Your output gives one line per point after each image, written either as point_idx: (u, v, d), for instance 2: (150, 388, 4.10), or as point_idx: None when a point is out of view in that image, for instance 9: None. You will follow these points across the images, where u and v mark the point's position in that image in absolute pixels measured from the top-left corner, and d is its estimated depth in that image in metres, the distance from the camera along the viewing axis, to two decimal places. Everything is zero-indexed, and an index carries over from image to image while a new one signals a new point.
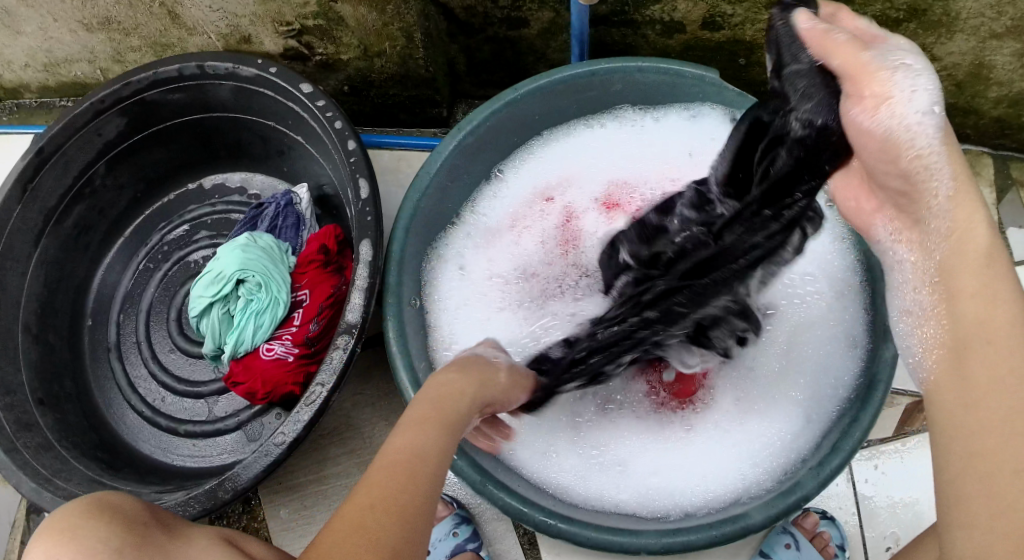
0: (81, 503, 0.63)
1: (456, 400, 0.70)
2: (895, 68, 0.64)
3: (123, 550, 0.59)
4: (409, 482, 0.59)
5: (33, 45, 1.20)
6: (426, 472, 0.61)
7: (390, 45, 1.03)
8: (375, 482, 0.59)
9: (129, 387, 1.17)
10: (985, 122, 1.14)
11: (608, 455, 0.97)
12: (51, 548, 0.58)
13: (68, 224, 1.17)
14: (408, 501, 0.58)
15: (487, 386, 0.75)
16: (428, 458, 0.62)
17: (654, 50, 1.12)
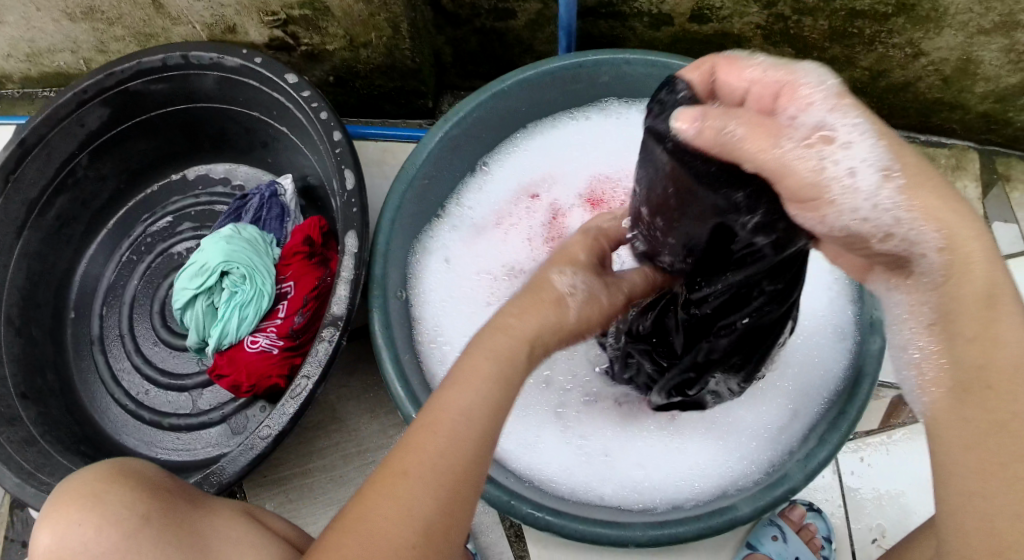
0: (105, 470, 0.77)
1: (515, 346, 0.64)
2: (820, 155, 0.57)
3: (148, 513, 0.73)
4: (455, 445, 0.58)
5: (15, 35, 1.19)
6: (477, 433, 0.59)
7: (376, 36, 1.02)
8: (419, 443, 0.58)
9: (113, 380, 1.16)
10: (971, 117, 1.15)
11: (594, 447, 0.98)
12: (82, 507, 0.73)
13: (50, 216, 1.16)
14: (453, 467, 0.57)
15: (552, 329, 0.67)
16: (483, 415, 0.60)
17: (641, 42, 1.12)
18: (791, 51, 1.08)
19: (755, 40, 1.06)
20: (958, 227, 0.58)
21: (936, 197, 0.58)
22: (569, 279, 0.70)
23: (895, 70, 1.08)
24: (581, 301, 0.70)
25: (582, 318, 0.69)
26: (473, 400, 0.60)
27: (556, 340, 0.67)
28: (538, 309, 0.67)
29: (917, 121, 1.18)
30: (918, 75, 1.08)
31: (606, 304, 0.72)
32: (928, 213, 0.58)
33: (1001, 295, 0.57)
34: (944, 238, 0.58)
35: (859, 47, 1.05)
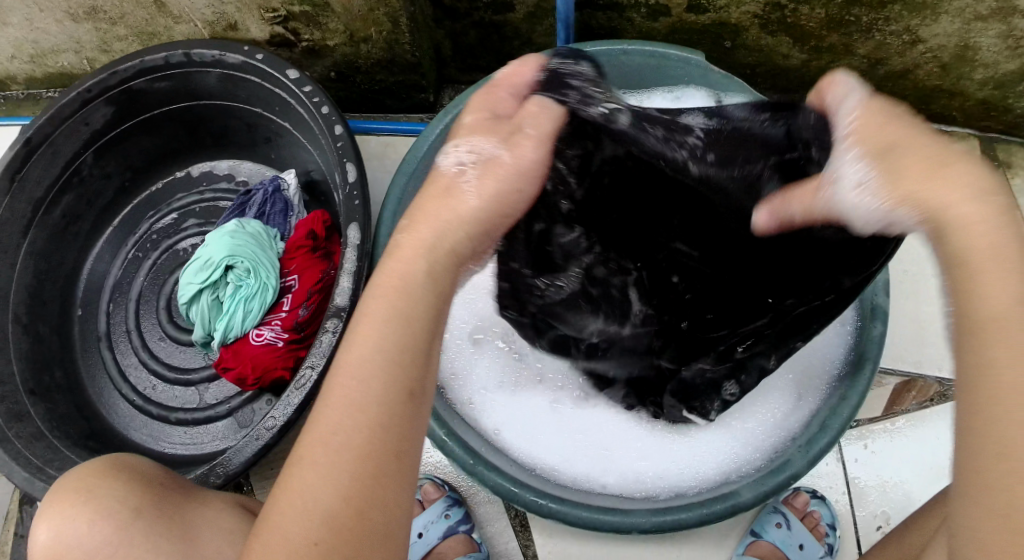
0: (99, 465, 0.79)
1: (412, 269, 0.59)
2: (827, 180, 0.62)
3: (139, 506, 0.76)
4: (350, 422, 0.56)
5: (19, 36, 1.20)
6: (368, 401, 0.56)
7: (376, 31, 1.03)
8: (316, 426, 0.57)
9: (120, 375, 1.17)
10: (970, 104, 1.15)
11: (594, 440, 0.98)
12: (76, 504, 0.76)
13: (56, 215, 1.17)
14: (351, 445, 0.56)
15: (452, 222, 0.61)
16: (376, 378, 0.57)
17: (640, 33, 1.12)
18: (789, 40, 1.08)
19: (753, 29, 1.07)
20: (935, 197, 0.55)
21: (920, 172, 0.56)
22: (460, 156, 0.63)
23: (893, 57, 1.09)
24: (478, 173, 0.62)
25: (486, 195, 0.61)
26: (363, 364, 0.57)
27: (465, 235, 0.61)
28: (439, 205, 0.61)
29: (917, 108, 1.18)
30: (916, 62, 1.09)
31: (511, 162, 0.63)
32: (896, 198, 0.57)
33: (971, 256, 0.54)
34: (924, 217, 0.56)
35: (857, 35, 1.05)
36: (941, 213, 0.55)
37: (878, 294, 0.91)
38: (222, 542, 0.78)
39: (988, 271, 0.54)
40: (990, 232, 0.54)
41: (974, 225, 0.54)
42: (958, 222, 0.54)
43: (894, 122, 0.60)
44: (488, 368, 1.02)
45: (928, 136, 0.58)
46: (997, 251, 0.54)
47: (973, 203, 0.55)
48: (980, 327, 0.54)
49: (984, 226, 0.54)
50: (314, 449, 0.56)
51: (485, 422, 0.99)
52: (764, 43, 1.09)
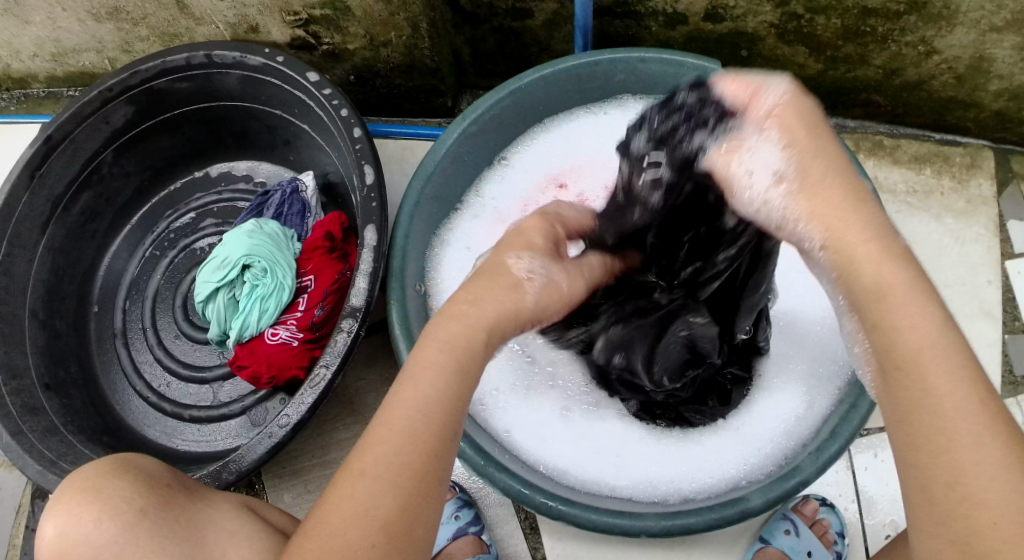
0: (106, 465, 0.80)
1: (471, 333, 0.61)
2: (724, 160, 0.63)
3: (146, 506, 0.76)
4: (402, 441, 0.56)
5: (43, 36, 1.22)
6: (420, 423, 0.57)
7: (396, 35, 1.04)
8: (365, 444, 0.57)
9: (135, 372, 1.19)
10: (986, 115, 1.15)
11: (604, 443, 0.99)
12: (85, 501, 0.76)
13: (75, 212, 1.19)
14: (402, 462, 0.56)
15: (511, 315, 0.64)
16: (426, 400, 0.58)
17: (657, 41, 1.13)
18: (804, 50, 1.09)
19: (769, 38, 1.07)
20: (842, 223, 0.58)
21: (836, 203, 0.58)
22: (527, 264, 0.66)
23: (908, 68, 1.09)
24: (540, 286, 0.66)
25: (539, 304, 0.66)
26: (414, 392, 0.58)
27: (512, 326, 0.64)
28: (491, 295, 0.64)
29: (931, 119, 1.18)
30: (931, 73, 1.09)
31: (565, 288, 0.68)
32: (812, 212, 0.59)
33: (890, 292, 0.56)
34: (828, 238, 0.58)
35: (873, 46, 1.06)
36: (851, 246, 0.57)
37: None
38: (228, 543, 0.78)
39: (903, 306, 0.55)
40: (893, 272, 0.56)
41: (880, 263, 0.56)
42: (863, 259, 0.57)
43: (806, 123, 0.61)
44: (502, 368, 1.03)
45: (834, 154, 0.60)
46: (900, 287, 0.56)
47: (872, 244, 0.57)
48: (907, 364, 0.54)
49: (890, 266, 0.56)
50: (366, 464, 0.56)
51: (496, 422, 1.00)
52: (780, 52, 1.10)
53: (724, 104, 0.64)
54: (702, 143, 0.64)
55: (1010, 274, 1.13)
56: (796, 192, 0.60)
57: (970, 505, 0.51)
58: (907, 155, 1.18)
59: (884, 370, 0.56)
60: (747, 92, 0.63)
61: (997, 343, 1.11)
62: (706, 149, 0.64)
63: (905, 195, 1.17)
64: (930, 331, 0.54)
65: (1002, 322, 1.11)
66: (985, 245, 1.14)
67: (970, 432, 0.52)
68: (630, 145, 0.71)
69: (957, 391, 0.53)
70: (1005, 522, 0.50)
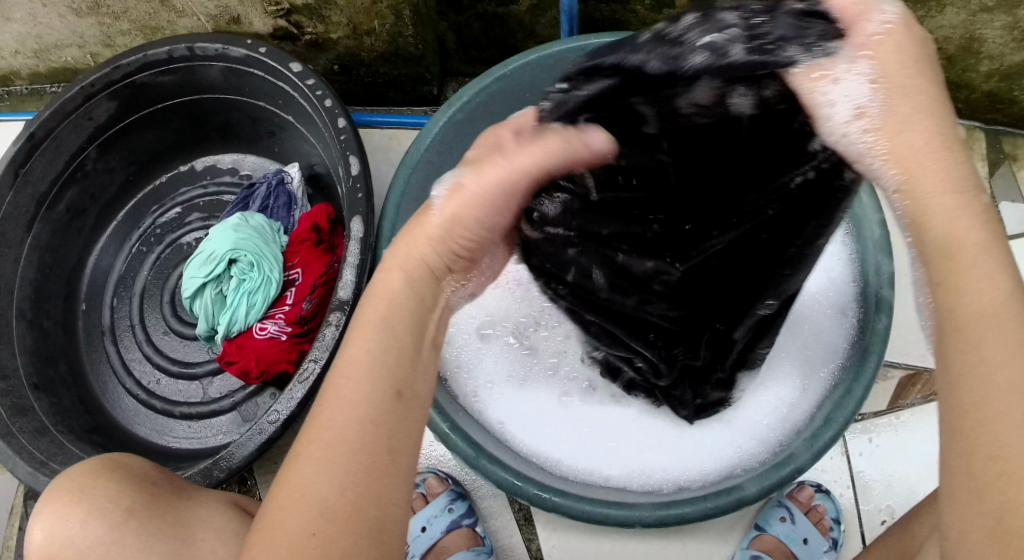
0: (90, 464, 0.79)
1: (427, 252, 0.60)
2: (810, 86, 0.57)
3: (131, 507, 0.75)
4: (348, 416, 0.54)
5: (23, 32, 1.20)
6: (364, 396, 0.55)
7: (380, 23, 1.03)
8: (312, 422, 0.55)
9: (124, 369, 1.17)
10: (976, 96, 1.14)
11: (599, 432, 0.98)
12: (70, 504, 0.75)
13: (60, 210, 1.17)
14: (350, 438, 0.53)
15: (435, 242, 0.60)
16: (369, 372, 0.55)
17: (644, 25, 1.12)
18: None
19: None
20: (919, 166, 0.52)
21: (916, 142, 0.53)
22: (452, 172, 0.60)
23: None
24: (449, 198, 0.59)
25: (444, 222, 0.59)
26: (355, 364, 0.56)
27: (433, 250, 0.60)
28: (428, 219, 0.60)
29: None
30: None
31: (476, 190, 0.59)
32: (890, 151, 0.53)
33: (961, 247, 0.52)
34: (902, 180, 0.53)
35: None
36: (924, 194, 0.52)
37: (884, 288, 0.90)
38: (217, 540, 0.78)
39: (966, 265, 0.51)
40: (971, 226, 0.52)
41: (957, 214, 0.52)
42: (937, 208, 0.52)
43: (909, 59, 0.53)
44: (493, 359, 1.03)
45: (932, 92, 0.53)
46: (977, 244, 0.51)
47: (953, 195, 0.52)
48: (965, 322, 0.51)
49: (968, 220, 0.52)
50: (310, 444, 0.54)
51: (488, 413, 0.99)
52: None
53: (827, 22, 0.55)
54: (792, 59, 0.56)
55: None
56: (875, 127, 0.54)
57: (1009, 480, 0.48)
58: None
59: (941, 331, 0.53)
60: (855, 7, 0.55)
61: None
62: (793, 66, 0.56)
63: None
64: (997, 296, 0.51)
65: None
66: None
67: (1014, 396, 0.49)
68: (715, 14, 0.57)
69: (1006, 349, 0.50)
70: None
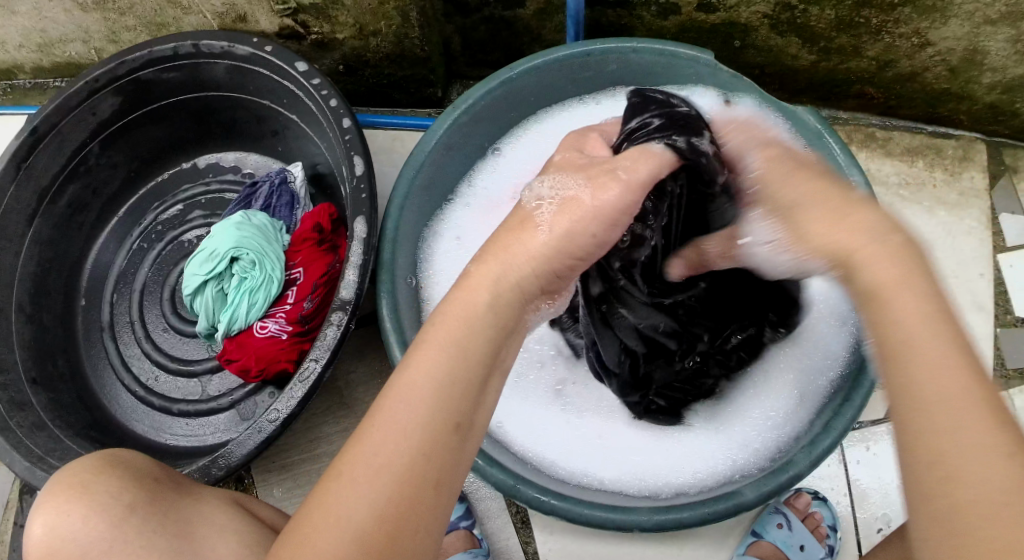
0: (96, 460, 0.79)
1: (471, 306, 0.59)
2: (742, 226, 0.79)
3: (134, 503, 0.75)
4: (394, 443, 0.54)
5: (28, 26, 1.20)
6: (417, 425, 0.55)
7: (386, 24, 1.03)
8: (357, 444, 0.55)
9: (123, 366, 1.17)
10: (978, 108, 1.14)
11: (590, 430, 0.98)
12: (74, 499, 0.75)
13: (62, 204, 1.17)
14: (392, 466, 0.54)
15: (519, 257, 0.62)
16: (429, 403, 0.55)
17: (649, 31, 1.12)
18: (798, 41, 1.08)
19: (762, 29, 1.07)
20: (841, 238, 0.58)
21: (824, 222, 0.59)
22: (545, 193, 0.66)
23: (902, 59, 1.08)
24: (554, 210, 0.64)
25: (556, 234, 0.62)
26: (415, 388, 0.56)
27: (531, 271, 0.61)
28: (511, 240, 0.62)
29: (925, 111, 1.18)
30: (925, 65, 1.08)
31: (590, 204, 0.64)
32: (813, 241, 0.59)
33: (881, 291, 0.55)
34: (835, 259, 0.58)
35: (866, 37, 1.05)
36: (849, 254, 0.57)
37: None
38: (218, 539, 0.77)
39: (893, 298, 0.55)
40: (889, 269, 0.56)
41: (879, 262, 0.56)
42: (859, 261, 0.57)
43: (790, 175, 0.65)
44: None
45: (823, 186, 0.62)
46: (898, 286, 0.55)
47: (873, 243, 0.56)
48: (903, 350, 0.54)
49: (884, 266, 0.56)
50: (353, 468, 0.54)
51: None
52: (773, 43, 1.09)
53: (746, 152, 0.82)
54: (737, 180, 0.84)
55: (1001, 267, 1.13)
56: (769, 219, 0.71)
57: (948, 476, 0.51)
58: (900, 147, 1.18)
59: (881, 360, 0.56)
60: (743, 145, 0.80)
61: (989, 336, 1.10)
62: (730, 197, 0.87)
63: (897, 188, 1.16)
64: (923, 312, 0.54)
65: (995, 314, 1.11)
66: (978, 238, 1.14)
67: (954, 400, 0.52)
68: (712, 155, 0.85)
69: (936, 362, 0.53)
70: (979, 500, 0.50)
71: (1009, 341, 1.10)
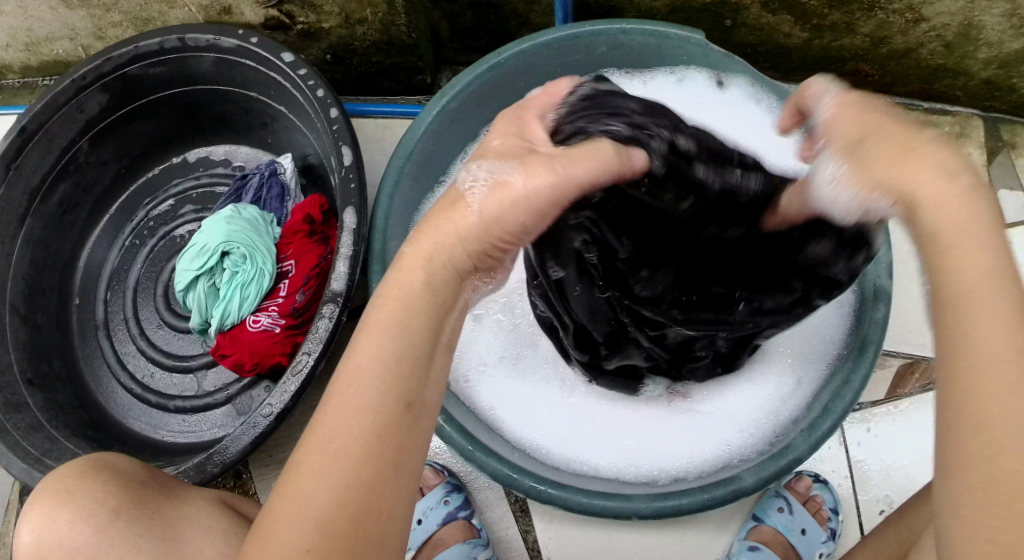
0: (82, 463, 0.78)
1: (409, 285, 0.58)
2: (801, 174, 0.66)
3: (118, 508, 0.75)
4: (348, 430, 0.53)
5: (14, 25, 1.19)
6: (371, 407, 0.54)
7: (372, 12, 1.02)
8: (315, 431, 0.54)
9: (118, 363, 1.17)
10: (975, 84, 1.13)
11: (579, 416, 0.97)
12: (58, 507, 0.75)
13: (52, 203, 1.17)
14: (349, 451, 0.53)
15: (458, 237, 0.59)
16: (377, 387, 0.54)
17: (639, 13, 1.11)
18: (790, 19, 1.06)
19: (753, 8, 1.05)
20: (903, 176, 0.54)
21: (889, 160, 0.54)
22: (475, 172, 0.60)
23: (896, 36, 1.07)
24: (486, 193, 0.59)
25: (488, 216, 0.59)
26: (363, 372, 0.54)
27: (463, 250, 0.59)
28: (444, 217, 0.59)
29: (920, 88, 1.16)
30: (919, 41, 1.07)
31: (521, 189, 0.59)
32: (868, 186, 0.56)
33: (941, 237, 0.52)
34: (893, 194, 0.55)
35: (859, 14, 1.04)
36: (911, 192, 0.53)
37: (881, 275, 0.89)
38: (205, 540, 0.77)
39: (958, 242, 0.52)
40: (956, 207, 0.52)
41: (944, 201, 0.52)
42: (927, 200, 0.53)
43: (867, 114, 0.58)
44: (490, 341, 1.01)
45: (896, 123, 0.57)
46: (964, 232, 0.52)
47: (941, 179, 0.53)
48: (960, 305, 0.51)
49: (955, 205, 0.52)
50: (310, 455, 0.53)
51: (479, 398, 0.98)
52: (765, 22, 1.08)
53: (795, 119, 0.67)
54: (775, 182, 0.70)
55: None
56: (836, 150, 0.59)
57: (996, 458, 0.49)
58: None
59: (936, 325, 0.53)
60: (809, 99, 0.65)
61: None
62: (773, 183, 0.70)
63: None
64: (981, 266, 0.51)
65: None
66: None
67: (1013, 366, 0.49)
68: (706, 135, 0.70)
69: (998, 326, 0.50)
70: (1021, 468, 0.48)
71: None
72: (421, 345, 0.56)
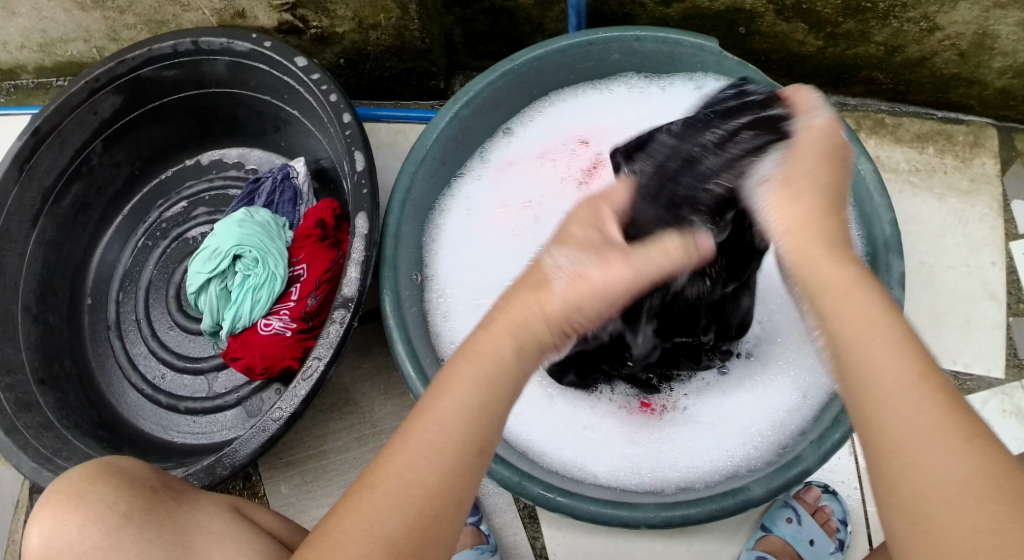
0: (90, 468, 0.78)
1: (508, 347, 0.60)
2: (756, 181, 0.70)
3: (128, 512, 0.75)
4: (425, 463, 0.56)
5: (29, 26, 1.20)
6: (449, 446, 0.57)
7: (385, 17, 1.02)
8: (390, 458, 0.57)
9: (130, 364, 1.17)
10: (989, 93, 1.12)
11: (577, 422, 0.97)
12: (68, 510, 0.74)
13: (65, 204, 1.17)
14: (425, 483, 0.56)
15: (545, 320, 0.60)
16: (458, 429, 0.57)
17: (653, 19, 1.11)
18: (804, 26, 1.06)
19: (768, 15, 1.05)
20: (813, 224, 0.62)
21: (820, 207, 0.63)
22: (563, 261, 0.62)
23: (910, 44, 1.06)
24: (569, 281, 0.61)
25: (570, 305, 0.60)
26: (448, 414, 0.58)
27: (556, 329, 0.61)
28: (529, 302, 0.61)
29: (934, 96, 1.16)
30: (934, 50, 1.06)
31: (602, 282, 0.61)
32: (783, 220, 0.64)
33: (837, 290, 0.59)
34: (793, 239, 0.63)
35: (873, 22, 1.03)
36: (814, 236, 0.62)
37: (894, 286, 0.88)
38: (214, 547, 0.77)
39: (843, 301, 0.59)
40: (838, 271, 0.60)
41: (839, 266, 0.60)
42: (815, 257, 0.61)
43: (816, 156, 0.66)
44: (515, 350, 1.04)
45: (829, 186, 0.65)
46: (848, 292, 0.59)
47: (849, 267, 0.60)
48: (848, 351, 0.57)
49: (839, 267, 0.60)
50: (387, 480, 0.56)
51: None
52: (780, 29, 1.08)
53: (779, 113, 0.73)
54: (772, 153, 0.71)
55: (1013, 254, 1.11)
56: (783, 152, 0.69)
57: (911, 470, 0.53)
58: (909, 134, 1.16)
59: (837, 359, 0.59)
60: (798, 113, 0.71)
61: (1002, 325, 1.08)
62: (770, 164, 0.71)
63: (907, 174, 1.14)
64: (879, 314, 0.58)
65: (1007, 303, 1.09)
66: (990, 225, 1.12)
67: (908, 390, 0.55)
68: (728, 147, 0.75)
69: (880, 351, 0.57)
70: (944, 484, 0.52)
71: (1021, 329, 1.08)
72: (505, 396, 0.59)
